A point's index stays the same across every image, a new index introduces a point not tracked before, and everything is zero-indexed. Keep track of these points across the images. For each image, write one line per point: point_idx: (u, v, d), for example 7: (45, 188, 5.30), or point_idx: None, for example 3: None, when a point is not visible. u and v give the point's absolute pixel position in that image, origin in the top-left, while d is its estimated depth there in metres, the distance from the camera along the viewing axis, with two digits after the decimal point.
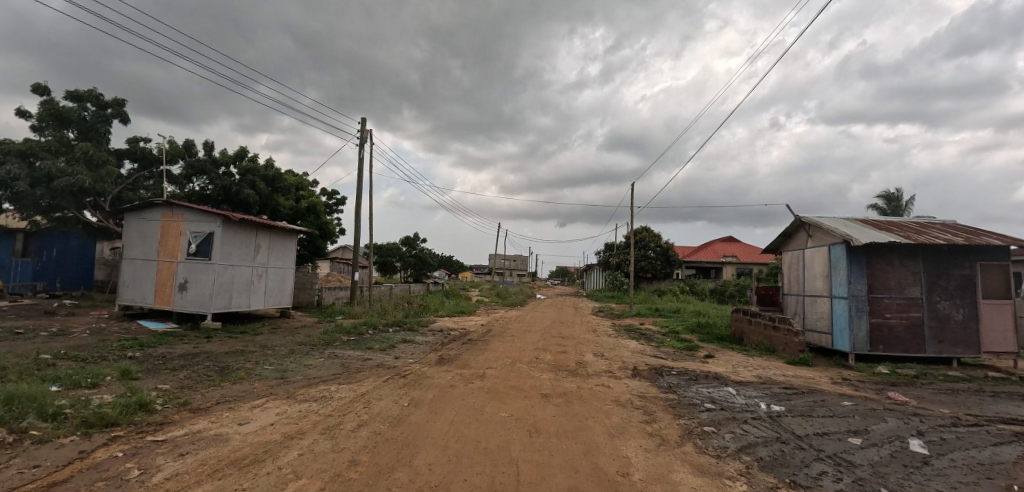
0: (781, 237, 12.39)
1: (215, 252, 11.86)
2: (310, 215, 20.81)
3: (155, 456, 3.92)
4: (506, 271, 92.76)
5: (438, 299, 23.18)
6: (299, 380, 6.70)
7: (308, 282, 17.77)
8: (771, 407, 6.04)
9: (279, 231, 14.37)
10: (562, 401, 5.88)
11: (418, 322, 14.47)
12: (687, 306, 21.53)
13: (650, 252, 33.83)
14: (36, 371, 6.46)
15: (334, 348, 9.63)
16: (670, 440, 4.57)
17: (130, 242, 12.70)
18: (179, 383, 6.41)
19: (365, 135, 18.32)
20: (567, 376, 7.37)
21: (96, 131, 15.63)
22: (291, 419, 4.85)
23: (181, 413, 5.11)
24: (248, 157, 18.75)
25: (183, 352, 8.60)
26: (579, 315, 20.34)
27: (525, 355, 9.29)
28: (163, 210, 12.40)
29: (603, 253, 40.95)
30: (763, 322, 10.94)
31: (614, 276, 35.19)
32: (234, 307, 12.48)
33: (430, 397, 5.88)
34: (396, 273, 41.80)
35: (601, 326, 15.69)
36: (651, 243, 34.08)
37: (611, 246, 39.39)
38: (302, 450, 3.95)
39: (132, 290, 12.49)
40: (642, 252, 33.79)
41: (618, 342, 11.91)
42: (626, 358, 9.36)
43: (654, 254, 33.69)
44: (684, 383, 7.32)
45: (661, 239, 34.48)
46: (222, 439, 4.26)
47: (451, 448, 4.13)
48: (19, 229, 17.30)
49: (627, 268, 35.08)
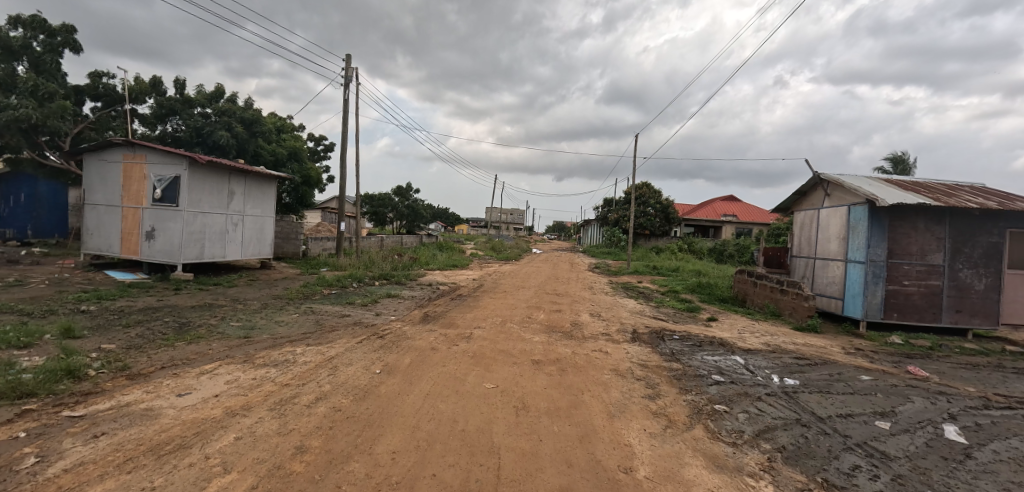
0: (794, 196, 11.55)
1: (182, 198, 10.90)
2: (294, 161, 19.58)
3: (62, 438, 3.16)
4: (505, 225, 92.58)
5: (431, 252, 22.46)
6: (264, 340, 6.02)
7: (293, 232, 16.93)
8: (784, 381, 5.45)
9: (256, 177, 13.31)
10: (554, 369, 5.26)
11: (407, 276, 13.82)
12: (686, 264, 20.98)
13: (649, 209, 33.06)
14: None
15: (312, 303, 8.96)
16: (677, 422, 3.99)
17: (92, 187, 11.70)
18: (128, 342, 5.70)
19: (350, 74, 16.71)
20: (561, 340, 6.75)
21: (45, 63, 14.17)
22: (241, 389, 4.18)
23: (116, 381, 4.35)
24: (225, 97, 17.23)
25: (144, 306, 7.91)
26: (576, 271, 19.86)
27: (517, 313, 8.75)
28: (125, 150, 11.28)
29: (602, 208, 40.01)
30: (769, 285, 10.33)
31: (612, 232, 34.35)
32: (207, 257, 11.70)
33: (406, 362, 5.23)
34: (388, 225, 41.01)
35: (599, 284, 15.13)
36: (651, 199, 33.40)
37: (610, 201, 38.52)
38: (240, 433, 3.28)
39: (97, 238, 11.63)
40: (642, 209, 33.03)
41: (616, 301, 11.34)
42: (624, 319, 8.81)
43: (653, 211, 33.04)
44: (688, 350, 6.72)
45: (661, 195, 33.71)
46: (151, 416, 3.56)
47: (422, 430, 3.48)
48: None
49: (625, 224, 34.34)
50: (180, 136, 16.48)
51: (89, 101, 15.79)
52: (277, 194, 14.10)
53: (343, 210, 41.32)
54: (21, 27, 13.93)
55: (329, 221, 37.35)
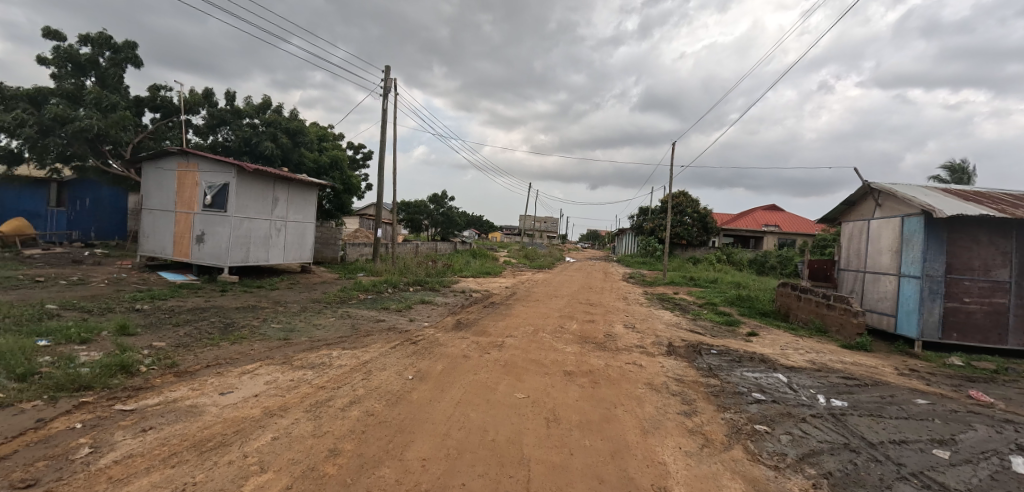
0: (842, 206, 10.99)
1: (230, 204, 11.46)
2: (335, 170, 20.30)
3: (114, 431, 3.34)
4: (535, 232, 92.62)
5: (464, 259, 22.70)
6: (302, 343, 6.22)
7: (332, 238, 17.50)
8: (830, 402, 5.14)
9: (299, 184, 13.87)
10: (586, 381, 5.16)
11: (440, 282, 13.99)
12: (724, 276, 20.29)
13: (686, 218, 32.27)
14: (43, 319, 6.08)
15: (349, 307, 9.20)
16: (714, 442, 3.81)
17: (149, 192, 12.49)
18: (177, 340, 5.98)
19: (389, 85, 17.19)
20: (594, 350, 6.63)
21: (110, 77, 15.33)
22: (279, 389, 4.31)
23: (165, 377, 4.58)
24: (272, 108, 18.12)
25: (193, 306, 8.32)
26: (610, 280, 19.58)
27: (549, 322, 8.66)
28: (179, 159, 12.00)
29: (637, 217, 39.41)
30: (813, 299, 9.82)
31: (648, 241, 33.81)
32: (252, 261, 12.25)
33: (438, 369, 5.25)
34: (424, 232, 41.79)
35: (633, 295, 14.80)
36: (688, 208, 32.64)
37: (646, 210, 37.94)
38: (277, 433, 3.37)
39: (153, 241, 12.39)
40: (679, 218, 32.29)
41: (651, 312, 11.06)
42: (659, 331, 8.55)
43: (690, 220, 32.24)
44: (726, 365, 6.44)
45: (699, 204, 32.88)
46: (195, 412, 3.72)
47: (452, 438, 3.48)
48: (52, 178, 17.44)
49: (661, 234, 33.67)
50: (229, 145, 17.42)
51: (148, 112, 16.96)
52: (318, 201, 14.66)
53: (381, 216, 42.54)
54: (90, 45, 15.14)
55: (366, 227, 38.58)
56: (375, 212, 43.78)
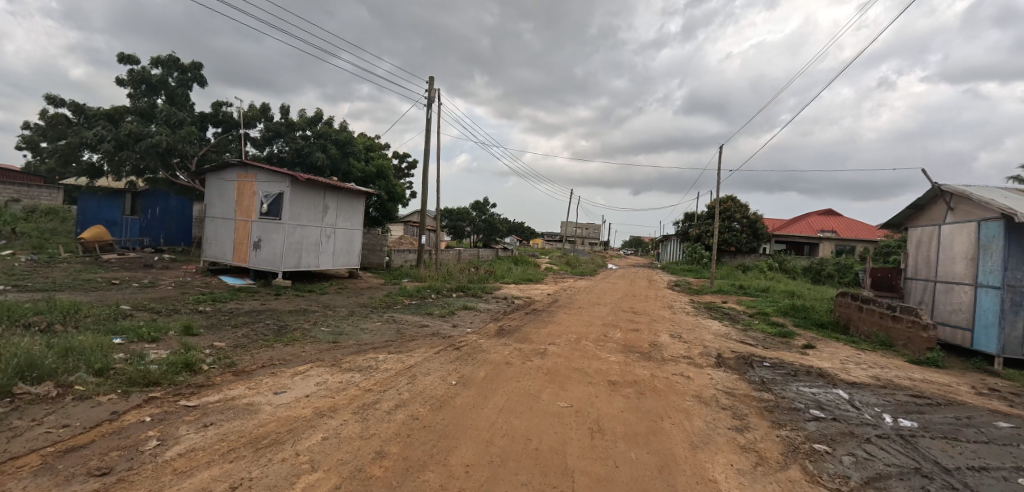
0: (909, 209, 10.23)
1: (285, 212, 12.08)
2: (382, 179, 21.01)
3: (179, 425, 3.57)
4: (575, 239, 91.91)
5: (506, 265, 22.84)
6: (349, 346, 6.42)
7: (379, 244, 18.10)
8: (898, 422, 4.75)
9: (348, 193, 14.45)
10: (632, 392, 5.02)
11: (482, 288, 14.13)
12: (776, 284, 19.27)
13: (735, 224, 31.06)
14: (117, 318, 6.60)
15: (394, 312, 9.44)
16: (769, 460, 3.60)
17: (212, 202, 13.40)
18: (235, 341, 6.33)
19: (432, 95, 17.65)
20: (638, 360, 6.46)
21: (178, 96, 16.61)
22: (329, 391, 4.47)
23: (225, 376, 4.85)
24: (322, 120, 19.00)
25: (250, 309, 8.81)
26: (654, 288, 19.10)
27: (593, 331, 8.52)
28: (239, 170, 12.80)
29: (682, 223, 38.35)
30: (877, 310, 9.16)
31: (694, 248, 32.85)
32: (304, 266, 12.84)
33: (481, 375, 5.28)
34: (467, 238, 42.52)
35: (679, 303, 14.35)
36: (737, 213, 31.43)
37: (692, 216, 36.86)
38: (327, 434, 3.48)
39: (215, 247, 13.25)
40: (727, 224, 31.13)
41: (698, 322, 10.67)
42: (707, 342, 8.22)
43: (739, 226, 31.02)
44: (780, 379, 6.10)
45: (748, 210, 31.61)
46: (252, 410, 3.91)
47: (495, 446, 3.47)
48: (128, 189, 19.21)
49: (708, 240, 32.58)
50: (284, 157, 18.41)
51: (211, 127, 18.22)
52: (363, 208, 15.20)
53: (426, 223, 43.62)
54: (161, 66, 16.46)
55: (411, 233, 39.74)
56: (420, 220, 45.10)
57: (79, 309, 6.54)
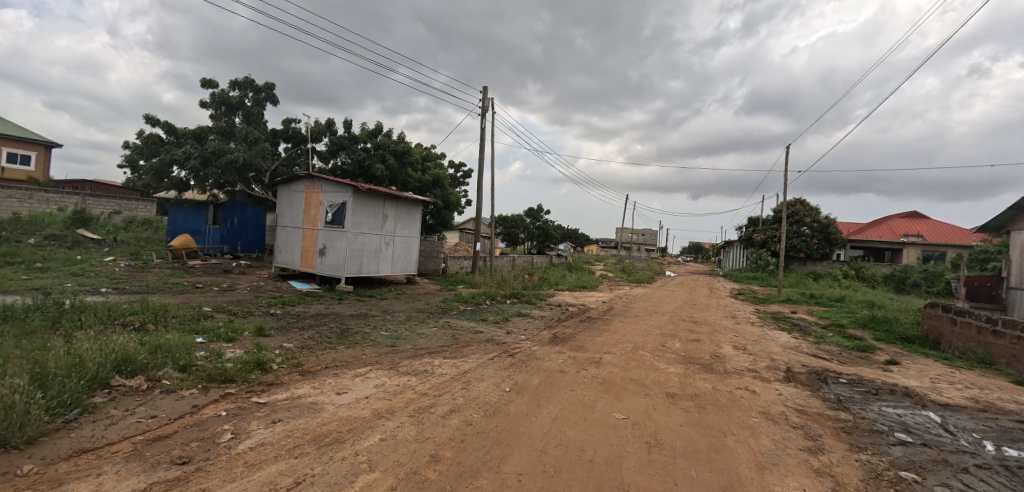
0: (1013, 211, 9.12)
1: (348, 221, 12.72)
2: (437, 188, 21.61)
3: (251, 420, 3.81)
4: (627, 246, 89.93)
5: (560, 272, 22.73)
6: (407, 350, 6.61)
7: (435, 251, 18.61)
8: (1003, 451, 4.19)
9: (406, 202, 15.00)
10: (692, 405, 4.79)
11: (536, 295, 14.14)
12: (853, 294, 17.76)
13: (805, 229, 29.13)
14: (199, 319, 7.21)
15: (449, 318, 9.65)
16: (848, 487, 3.28)
17: (283, 211, 14.39)
18: (302, 343, 6.72)
19: (486, 104, 18.01)
20: (699, 372, 6.16)
21: (253, 115, 18.02)
22: (386, 393, 4.61)
23: (292, 375, 5.14)
24: (381, 133, 19.89)
25: (315, 312, 9.34)
26: (715, 296, 18.25)
27: (650, 340, 8.24)
28: (306, 182, 13.68)
29: (745, 228, 36.52)
30: (974, 324, 8.21)
31: (759, 254, 31.22)
32: (365, 272, 13.45)
33: (535, 383, 5.25)
34: (521, 245, 42.86)
35: (742, 313, 13.57)
36: (808, 217, 29.53)
37: (756, 220, 35.07)
38: (385, 435, 3.58)
39: (285, 254, 14.19)
40: (796, 228, 29.27)
41: (764, 333, 10.03)
42: (774, 355, 7.71)
43: (809, 231, 29.07)
44: (859, 398, 5.58)
45: (820, 213, 29.65)
46: (316, 409, 4.11)
47: (549, 455, 3.41)
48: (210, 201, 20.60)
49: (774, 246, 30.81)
50: (346, 168, 19.42)
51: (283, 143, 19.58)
52: (420, 216, 15.70)
53: (479, 230, 44.43)
54: (239, 88, 17.95)
55: (467, 241, 40.68)
56: (475, 227, 46.14)
57: (168, 310, 7.19)
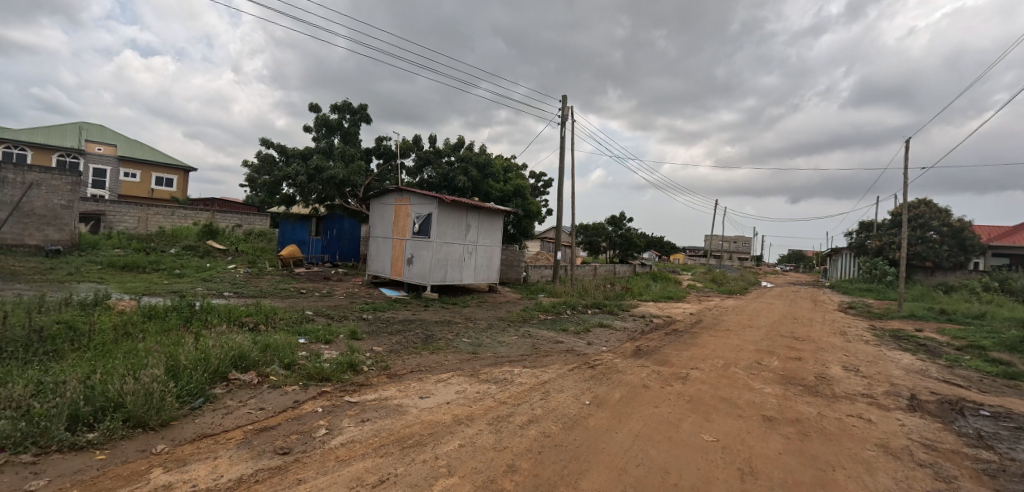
0: None
1: (434, 231, 13.39)
2: (519, 197, 21.88)
3: (343, 418, 4.08)
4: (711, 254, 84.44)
5: (644, 282, 21.90)
6: (487, 358, 6.73)
7: (516, 260, 18.95)
8: None
9: (488, 212, 15.44)
10: (794, 432, 4.32)
11: (619, 306, 13.76)
12: (1000, 310, 15.01)
13: (932, 234, 25.35)
14: (301, 322, 7.96)
15: (530, 327, 9.69)
16: None
17: (375, 223, 15.56)
18: (390, 346, 7.13)
19: (566, 113, 18.05)
20: (801, 395, 5.56)
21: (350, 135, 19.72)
22: (467, 400, 4.71)
23: (380, 377, 5.45)
24: (463, 146, 20.69)
25: (403, 318, 9.90)
26: (820, 311, 16.44)
27: (743, 357, 7.61)
28: (394, 195, 14.67)
29: (858, 233, 32.62)
30: None
31: (874, 263, 27.81)
32: (448, 280, 14.02)
33: (616, 397, 5.07)
34: (602, 254, 41.94)
35: (854, 330, 12.05)
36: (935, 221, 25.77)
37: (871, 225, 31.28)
38: (463, 441, 3.64)
39: (376, 263, 15.24)
40: (920, 234, 25.59)
41: (882, 354, 8.82)
42: (895, 379, 6.75)
43: (938, 236, 25.28)
44: (1009, 435, 4.68)
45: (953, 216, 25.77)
46: (400, 411, 4.30)
47: (630, 475, 3.25)
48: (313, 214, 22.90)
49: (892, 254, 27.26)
50: (432, 182, 20.56)
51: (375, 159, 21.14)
52: (501, 226, 16.05)
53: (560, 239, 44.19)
54: (338, 111, 19.74)
55: (547, 250, 40.73)
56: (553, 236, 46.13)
57: (276, 312, 8.02)
